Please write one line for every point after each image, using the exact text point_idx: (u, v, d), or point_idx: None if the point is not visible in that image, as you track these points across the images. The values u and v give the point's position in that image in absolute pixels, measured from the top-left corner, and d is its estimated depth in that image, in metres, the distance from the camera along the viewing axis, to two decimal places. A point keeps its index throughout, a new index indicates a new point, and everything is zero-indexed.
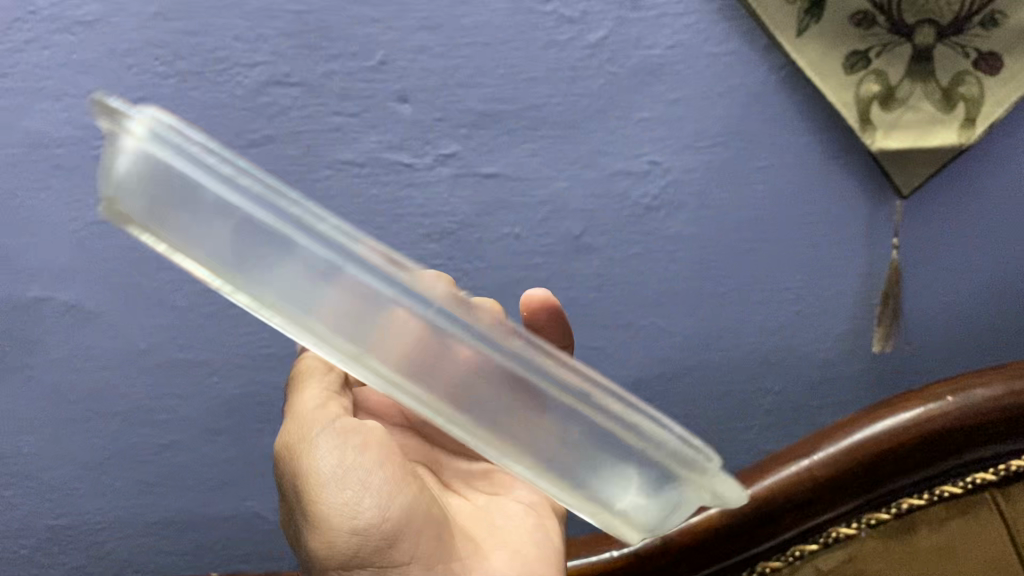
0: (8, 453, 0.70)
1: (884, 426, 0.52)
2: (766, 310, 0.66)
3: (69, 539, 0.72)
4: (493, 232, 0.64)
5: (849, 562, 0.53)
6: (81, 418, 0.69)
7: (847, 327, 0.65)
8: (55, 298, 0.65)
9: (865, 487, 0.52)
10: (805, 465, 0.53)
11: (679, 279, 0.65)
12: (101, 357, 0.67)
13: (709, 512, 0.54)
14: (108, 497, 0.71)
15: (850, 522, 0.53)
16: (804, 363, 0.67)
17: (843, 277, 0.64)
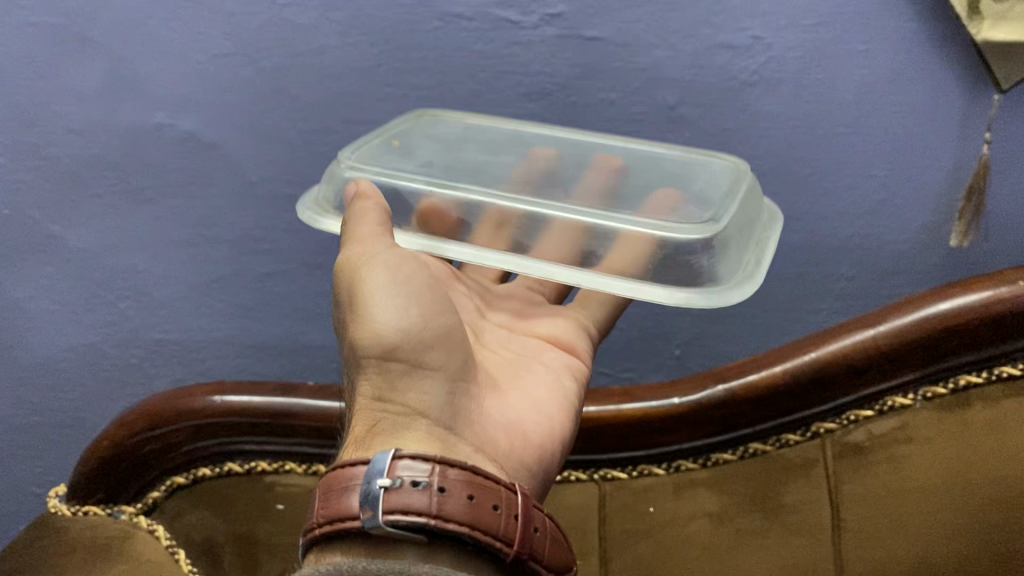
0: (121, 269, 0.75)
1: (949, 306, 0.53)
2: (846, 195, 0.67)
3: (176, 355, 0.78)
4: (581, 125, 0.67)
5: (900, 431, 0.56)
6: (189, 240, 0.74)
7: (924, 222, 0.66)
8: (176, 126, 0.69)
9: (925, 358, 0.54)
10: (871, 335, 0.55)
11: (768, 158, 0.67)
12: (217, 184, 0.72)
13: (773, 371, 0.57)
14: (211, 316, 0.77)
15: (907, 393, 0.56)
16: (881, 252, 0.68)
17: (928, 171, 0.65)
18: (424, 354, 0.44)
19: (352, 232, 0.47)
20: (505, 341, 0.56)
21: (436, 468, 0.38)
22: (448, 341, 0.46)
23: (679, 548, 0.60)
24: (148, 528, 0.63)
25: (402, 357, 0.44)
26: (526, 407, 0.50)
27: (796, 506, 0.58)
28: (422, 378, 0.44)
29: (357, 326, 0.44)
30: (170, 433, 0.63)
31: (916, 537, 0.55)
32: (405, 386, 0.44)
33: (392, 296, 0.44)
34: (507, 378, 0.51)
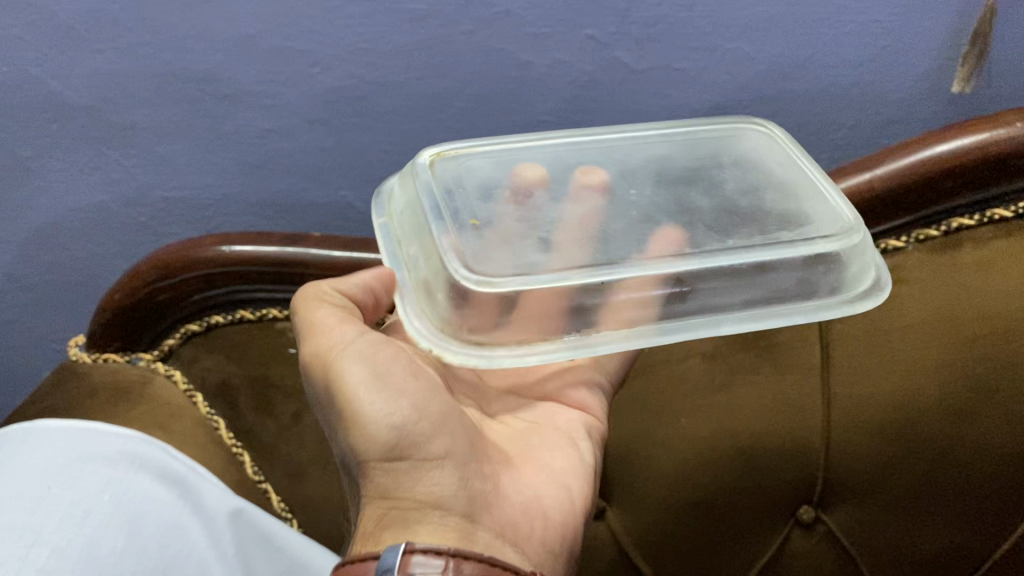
0: (126, 127, 0.74)
1: (948, 148, 0.53)
2: (851, 42, 0.66)
3: (184, 211, 0.80)
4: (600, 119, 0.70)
5: (891, 271, 0.57)
6: (190, 96, 0.73)
7: (928, 69, 0.66)
8: None
9: (918, 202, 0.55)
10: (867, 177, 0.55)
11: (778, 3, 0.65)
12: (213, 40, 0.69)
13: None
14: (217, 173, 0.78)
15: (900, 236, 0.57)
16: (881, 100, 0.69)
17: (934, 14, 0.64)
18: (425, 444, 0.44)
19: (315, 328, 0.48)
20: (514, 407, 0.56)
21: (449, 563, 0.40)
22: (447, 426, 0.46)
23: (673, 381, 0.61)
24: (166, 373, 0.66)
25: (403, 452, 0.44)
26: (543, 482, 0.50)
27: (791, 342, 0.59)
28: (428, 467, 0.44)
29: (354, 429, 0.45)
30: (182, 282, 0.64)
31: (901, 371, 0.57)
32: (412, 478, 0.44)
33: (376, 387, 0.45)
34: (520, 453, 0.52)
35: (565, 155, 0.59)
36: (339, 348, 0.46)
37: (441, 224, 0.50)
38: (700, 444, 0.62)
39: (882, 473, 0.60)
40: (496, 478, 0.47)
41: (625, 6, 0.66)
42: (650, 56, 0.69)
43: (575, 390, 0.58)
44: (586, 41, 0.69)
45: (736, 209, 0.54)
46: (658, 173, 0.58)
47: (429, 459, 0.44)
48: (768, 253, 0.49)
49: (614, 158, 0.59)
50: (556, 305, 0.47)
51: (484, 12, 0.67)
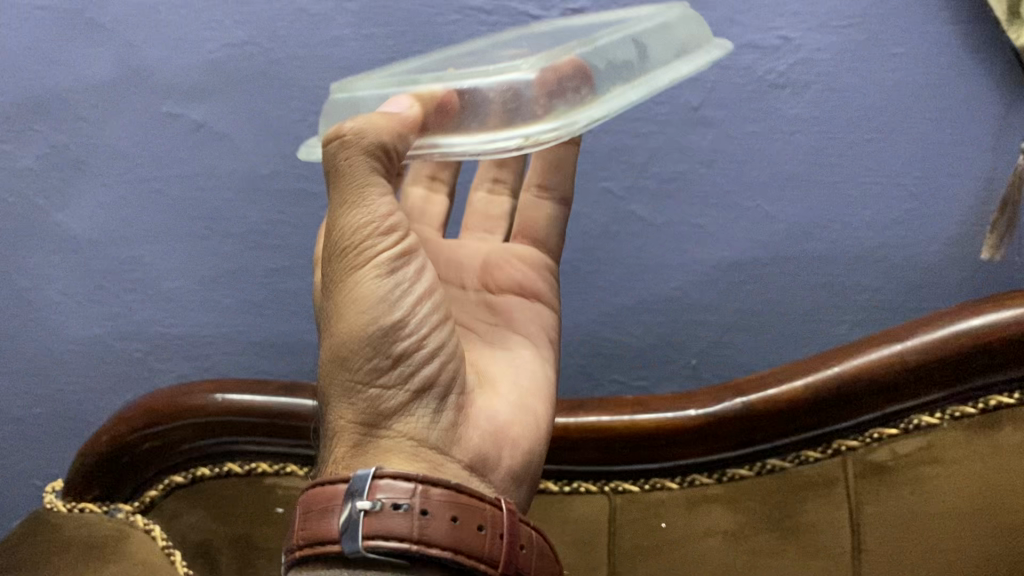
0: (130, 259, 0.73)
1: (982, 322, 0.51)
2: (872, 203, 0.64)
3: (177, 350, 0.75)
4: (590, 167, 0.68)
5: (925, 451, 0.53)
6: (200, 233, 0.72)
7: (953, 233, 0.63)
8: (185, 117, 0.69)
9: (953, 377, 0.52)
10: (896, 350, 0.52)
11: (795, 162, 0.65)
12: (226, 178, 0.70)
13: (793, 385, 0.55)
14: (217, 313, 0.74)
15: (934, 413, 0.54)
16: (907, 264, 0.65)
17: (959, 181, 0.63)
18: (418, 372, 0.41)
19: (340, 201, 0.41)
20: (473, 310, 0.53)
21: (418, 488, 0.35)
22: (447, 359, 0.43)
23: (690, 566, 0.57)
24: (145, 527, 0.61)
25: (393, 365, 0.41)
26: (514, 405, 0.46)
27: (816, 526, 0.55)
28: (416, 407, 0.41)
29: (349, 321, 0.41)
30: (170, 430, 0.61)
31: (942, 563, 0.52)
32: (393, 414, 0.40)
33: (384, 292, 0.42)
34: (486, 364, 0.48)
35: (436, 67, 0.51)
36: (378, 235, 0.42)
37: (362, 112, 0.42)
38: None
39: None
40: (469, 394, 0.44)
41: (643, 161, 0.66)
42: (671, 210, 0.67)
43: (530, 279, 0.54)
44: (602, 194, 0.68)
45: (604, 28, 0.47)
46: (499, 53, 0.51)
47: (421, 385, 0.41)
48: (672, 74, 0.41)
49: (489, 56, 0.51)
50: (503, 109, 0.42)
51: None
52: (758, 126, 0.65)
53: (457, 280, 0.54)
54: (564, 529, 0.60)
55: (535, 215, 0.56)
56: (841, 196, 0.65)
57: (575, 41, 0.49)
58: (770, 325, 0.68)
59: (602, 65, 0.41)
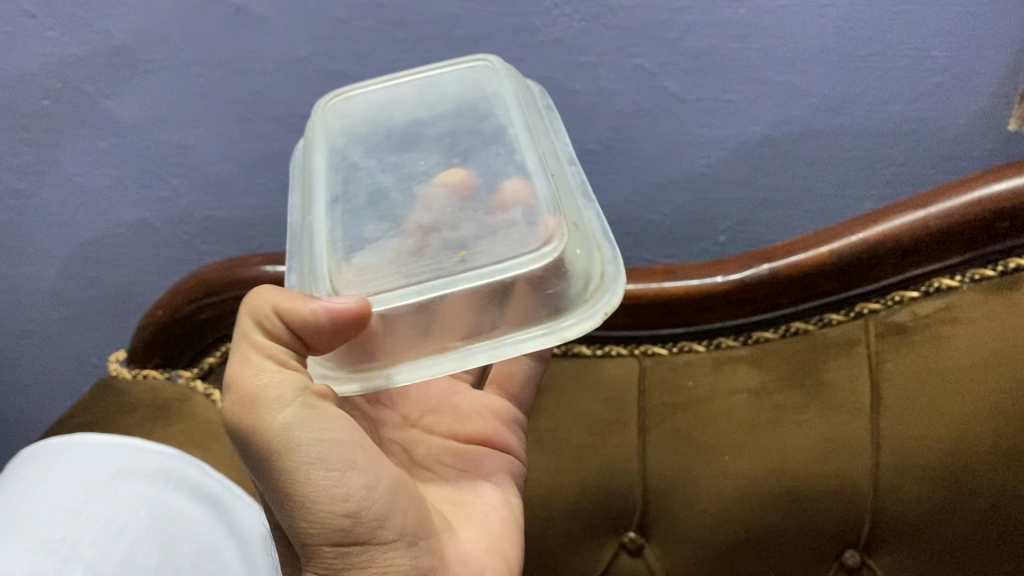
0: (173, 145, 0.75)
1: (1005, 187, 0.52)
2: (904, 77, 0.65)
3: (226, 230, 0.80)
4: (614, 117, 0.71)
5: (944, 311, 0.56)
6: (240, 117, 0.74)
7: (983, 107, 0.65)
8: (225, 0, 0.67)
9: (974, 241, 0.54)
10: (921, 216, 0.54)
11: (831, 36, 0.64)
12: (262, 63, 0.70)
13: (819, 251, 0.57)
14: (261, 195, 0.78)
15: (954, 275, 0.56)
16: (933, 138, 0.68)
17: (997, 49, 0.62)
18: (381, 525, 0.38)
19: (240, 359, 0.39)
20: (436, 453, 0.51)
21: None
22: (401, 495, 0.40)
23: (717, 419, 0.61)
24: (204, 392, 0.65)
25: (355, 518, 0.37)
26: (483, 546, 0.45)
27: (837, 383, 0.58)
28: (384, 553, 0.38)
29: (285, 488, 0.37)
30: (221, 301, 0.64)
31: (958, 413, 0.55)
32: (355, 569, 0.38)
33: (316, 447, 0.37)
34: (454, 512, 0.46)
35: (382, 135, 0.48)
36: (275, 400, 0.37)
37: (359, 268, 0.40)
38: (732, 503, 0.60)
39: (936, 526, 0.56)
40: (436, 543, 0.42)
41: (676, 37, 0.66)
42: (701, 89, 0.68)
43: (496, 429, 0.54)
44: (635, 71, 0.68)
45: (516, 154, 0.44)
46: (394, 129, 0.49)
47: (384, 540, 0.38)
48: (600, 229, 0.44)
49: (432, 124, 0.48)
50: (491, 302, 0.39)
51: (533, 39, 0.68)
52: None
53: (424, 423, 0.52)
54: (598, 390, 0.64)
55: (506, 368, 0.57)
56: (874, 70, 0.65)
57: (479, 140, 0.46)
58: (788, 203, 0.73)
59: (574, 279, 0.40)
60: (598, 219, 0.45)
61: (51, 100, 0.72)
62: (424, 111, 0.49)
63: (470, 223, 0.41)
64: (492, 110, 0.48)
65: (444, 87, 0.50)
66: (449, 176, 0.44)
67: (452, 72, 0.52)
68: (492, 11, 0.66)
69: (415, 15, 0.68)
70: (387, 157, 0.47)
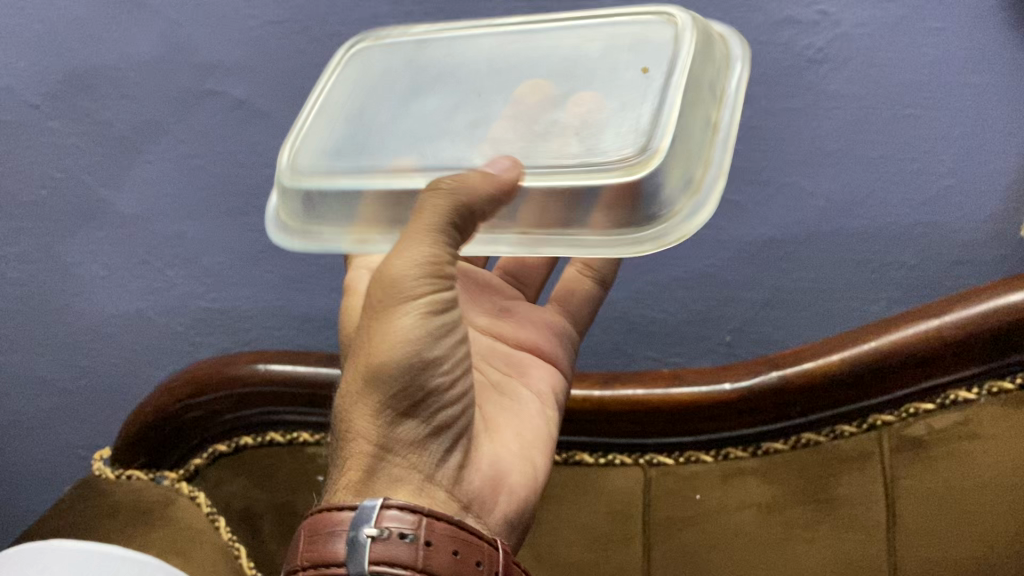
0: (171, 236, 0.74)
1: (1020, 297, 0.50)
2: (912, 179, 0.64)
3: (224, 325, 0.75)
4: None
5: (961, 426, 0.53)
6: (239, 209, 0.72)
7: (996, 212, 0.63)
8: (227, 94, 0.70)
9: (992, 353, 0.52)
10: (934, 324, 0.52)
11: (833, 139, 0.65)
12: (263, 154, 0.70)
13: (830, 359, 0.55)
14: (260, 287, 0.74)
15: (971, 387, 0.53)
16: (947, 242, 0.64)
17: (1002, 154, 0.62)
18: (441, 412, 0.40)
19: (403, 241, 0.38)
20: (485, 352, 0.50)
21: (424, 521, 0.35)
22: (465, 395, 0.42)
23: (724, 537, 0.58)
24: (189, 494, 0.63)
25: (421, 403, 0.39)
26: (512, 452, 0.45)
27: (850, 500, 0.56)
28: (431, 442, 0.39)
29: (377, 347, 0.38)
30: (209, 401, 0.62)
31: (978, 537, 0.52)
32: (406, 443, 0.39)
33: (425, 336, 0.38)
34: (491, 412, 0.46)
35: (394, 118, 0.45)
36: (416, 282, 0.38)
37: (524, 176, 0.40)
38: None
39: None
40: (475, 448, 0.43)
41: None
42: None
43: (547, 340, 0.52)
44: None
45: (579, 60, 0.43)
46: (401, 104, 0.46)
47: (440, 424, 0.40)
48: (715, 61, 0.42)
49: (428, 87, 0.46)
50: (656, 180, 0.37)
51: None
52: (796, 102, 0.66)
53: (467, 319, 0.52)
54: (601, 501, 0.61)
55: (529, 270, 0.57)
56: (877, 172, 0.65)
57: (517, 66, 0.45)
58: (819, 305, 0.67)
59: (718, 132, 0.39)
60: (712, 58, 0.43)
61: (63, 174, 0.73)
62: (406, 86, 0.47)
63: (571, 125, 0.40)
64: (498, 44, 0.46)
65: (401, 64, 0.48)
66: (531, 93, 0.43)
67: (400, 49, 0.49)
68: None
69: None
70: (417, 118, 0.45)
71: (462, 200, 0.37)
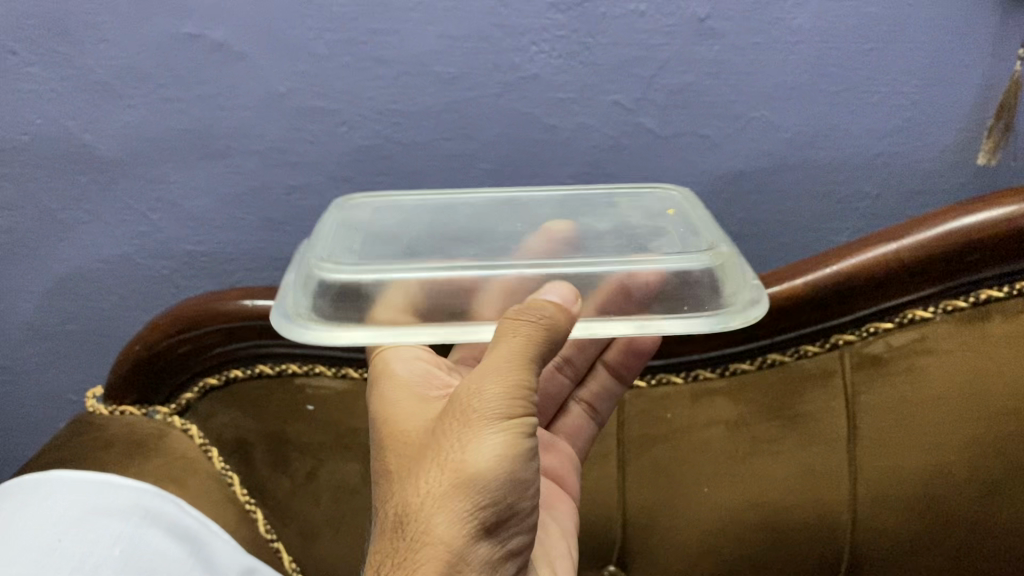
0: (153, 180, 0.75)
1: (975, 220, 0.53)
2: (874, 111, 0.67)
3: (207, 266, 0.79)
4: (591, 158, 0.72)
5: (919, 342, 0.56)
6: (219, 152, 0.73)
7: (952, 141, 0.67)
8: (206, 37, 0.68)
9: (947, 274, 0.55)
10: (894, 248, 0.55)
11: (800, 74, 0.66)
12: (242, 97, 0.70)
13: (795, 283, 0.56)
14: (242, 228, 0.77)
15: (927, 306, 0.56)
16: (907, 172, 0.69)
17: (961, 88, 0.65)
18: (507, 543, 0.41)
19: (497, 361, 0.39)
20: None
21: None
22: (526, 531, 0.42)
23: (697, 451, 0.62)
24: (182, 427, 0.66)
25: (494, 534, 0.39)
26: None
27: (813, 415, 0.59)
28: (495, 571, 0.40)
29: (467, 477, 0.38)
30: (199, 335, 0.64)
31: (933, 444, 0.57)
32: (480, 573, 0.39)
33: (514, 468, 0.39)
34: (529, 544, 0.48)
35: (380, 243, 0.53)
36: (508, 408, 0.39)
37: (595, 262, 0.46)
38: (713, 532, 0.62)
39: (906, 550, 0.59)
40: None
41: (651, 74, 0.67)
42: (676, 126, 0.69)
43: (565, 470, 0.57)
44: (612, 108, 0.69)
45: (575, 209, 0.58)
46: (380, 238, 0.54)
47: (504, 555, 0.40)
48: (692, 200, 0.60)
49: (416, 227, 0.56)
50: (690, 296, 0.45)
51: (511, 77, 0.68)
52: (763, 36, 0.65)
53: None
54: None
55: (557, 389, 0.59)
56: (842, 106, 0.67)
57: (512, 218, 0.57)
58: (774, 233, 0.73)
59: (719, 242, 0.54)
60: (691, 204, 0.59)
61: (30, 134, 0.72)
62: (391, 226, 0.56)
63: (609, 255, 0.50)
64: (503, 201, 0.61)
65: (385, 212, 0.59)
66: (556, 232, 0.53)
67: (365, 213, 0.59)
68: (473, 50, 0.67)
69: (395, 51, 0.68)
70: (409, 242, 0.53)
71: (545, 333, 0.39)
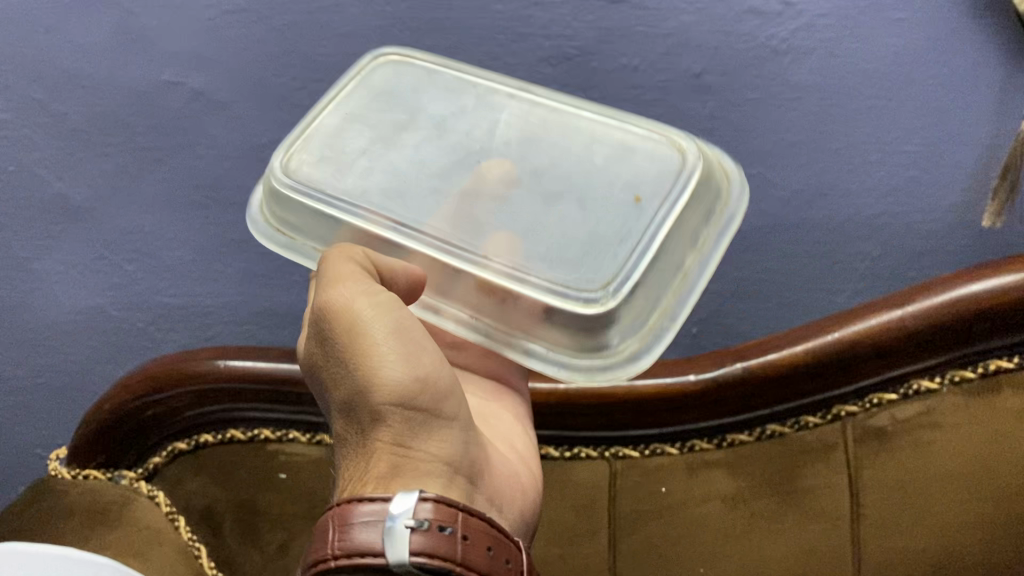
0: (129, 230, 0.72)
1: (983, 287, 0.50)
2: (871, 169, 0.65)
3: (175, 321, 0.72)
4: None
5: (924, 415, 0.53)
6: (200, 202, 0.72)
7: (955, 201, 0.64)
8: (185, 84, 0.72)
9: (953, 343, 0.51)
10: (897, 314, 0.52)
11: (794, 132, 0.67)
12: (223, 146, 0.72)
13: (794, 350, 0.55)
14: (216, 281, 0.72)
15: (932, 377, 0.53)
16: (909, 232, 0.65)
17: (960, 146, 0.64)
18: (444, 402, 0.37)
19: (327, 280, 0.38)
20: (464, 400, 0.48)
21: (460, 516, 0.32)
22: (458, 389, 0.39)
23: (692, 529, 0.58)
24: (148, 494, 0.61)
25: (427, 400, 0.37)
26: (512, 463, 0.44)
27: (815, 490, 0.56)
28: (444, 432, 0.37)
29: (363, 369, 0.36)
30: (171, 398, 0.61)
31: (938, 522, 0.52)
32: (427, 436, 0.36)
33: (398, 343, 0.37)
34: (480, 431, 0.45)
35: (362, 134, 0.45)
36: (364, 298, 0.37)
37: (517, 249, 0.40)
38: None
39: None
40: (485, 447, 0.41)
41: None
42: None
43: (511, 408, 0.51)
44: None
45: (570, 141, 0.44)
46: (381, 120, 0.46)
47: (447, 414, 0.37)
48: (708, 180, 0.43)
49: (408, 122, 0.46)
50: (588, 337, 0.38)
51: None
52: (761, 92, 0.67)
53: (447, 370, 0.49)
54: (567, 495, 0.61)
55: None
56: (834, 162, 0.66)
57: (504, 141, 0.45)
58: (781, 297, 0.67)
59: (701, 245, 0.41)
60: (720, 183, 0.44)
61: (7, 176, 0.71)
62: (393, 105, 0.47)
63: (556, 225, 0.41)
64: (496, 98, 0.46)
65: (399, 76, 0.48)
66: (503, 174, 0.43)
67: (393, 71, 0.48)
68: None
69: None
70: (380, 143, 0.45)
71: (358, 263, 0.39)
